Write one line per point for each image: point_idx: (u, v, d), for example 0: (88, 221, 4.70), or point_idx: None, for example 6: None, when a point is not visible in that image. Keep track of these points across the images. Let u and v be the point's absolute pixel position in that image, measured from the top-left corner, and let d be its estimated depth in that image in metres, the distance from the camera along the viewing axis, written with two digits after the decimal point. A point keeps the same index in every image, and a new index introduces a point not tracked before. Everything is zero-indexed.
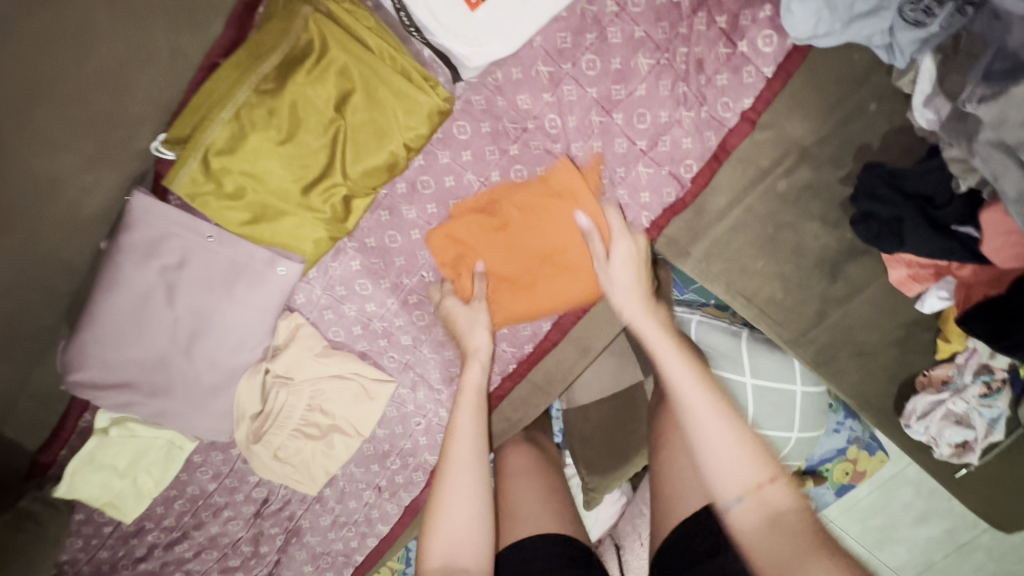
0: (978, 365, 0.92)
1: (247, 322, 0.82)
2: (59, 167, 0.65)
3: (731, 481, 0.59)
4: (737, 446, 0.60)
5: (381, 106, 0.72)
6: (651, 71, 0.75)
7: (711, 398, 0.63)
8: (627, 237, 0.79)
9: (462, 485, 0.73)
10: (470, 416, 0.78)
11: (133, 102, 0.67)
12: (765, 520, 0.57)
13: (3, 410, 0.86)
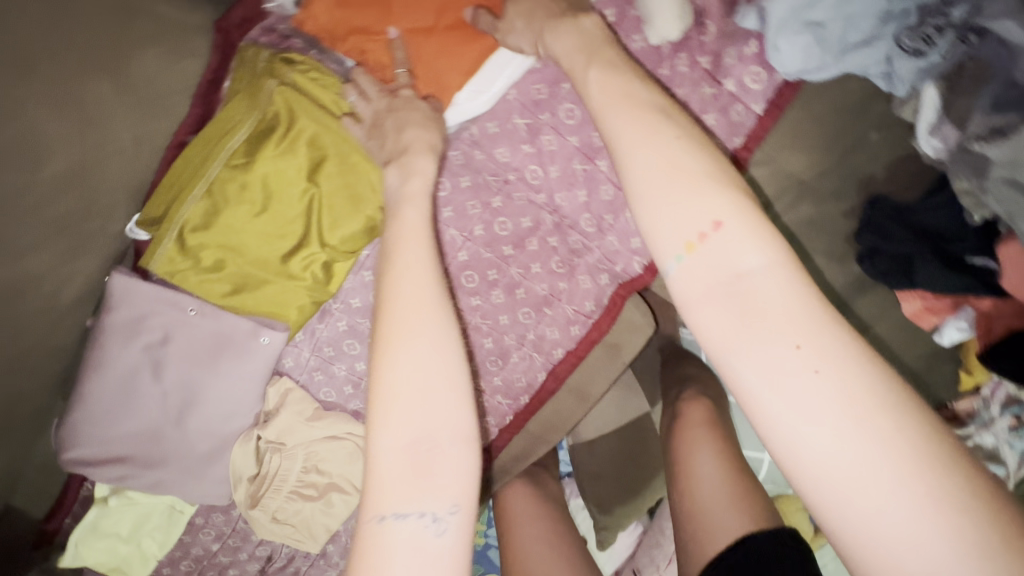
0: (1006, 397, 0.87)
1: (237, 391, 0.81)
2: (35, 271, 0.65)
3: (665, 242, 0.42)
4: (685, 189, 0.42)
5: (355, 172, 0.71)
6: None
7: (668, 169, 0.43)
8: (619, 73, 0.49)
9: (410, 370, 0.44)
10: (410, 268, 0.48)
11: (104, 193, 0.69)
12: (720, 295, 0.40)
13: (7, 483, 0.88)
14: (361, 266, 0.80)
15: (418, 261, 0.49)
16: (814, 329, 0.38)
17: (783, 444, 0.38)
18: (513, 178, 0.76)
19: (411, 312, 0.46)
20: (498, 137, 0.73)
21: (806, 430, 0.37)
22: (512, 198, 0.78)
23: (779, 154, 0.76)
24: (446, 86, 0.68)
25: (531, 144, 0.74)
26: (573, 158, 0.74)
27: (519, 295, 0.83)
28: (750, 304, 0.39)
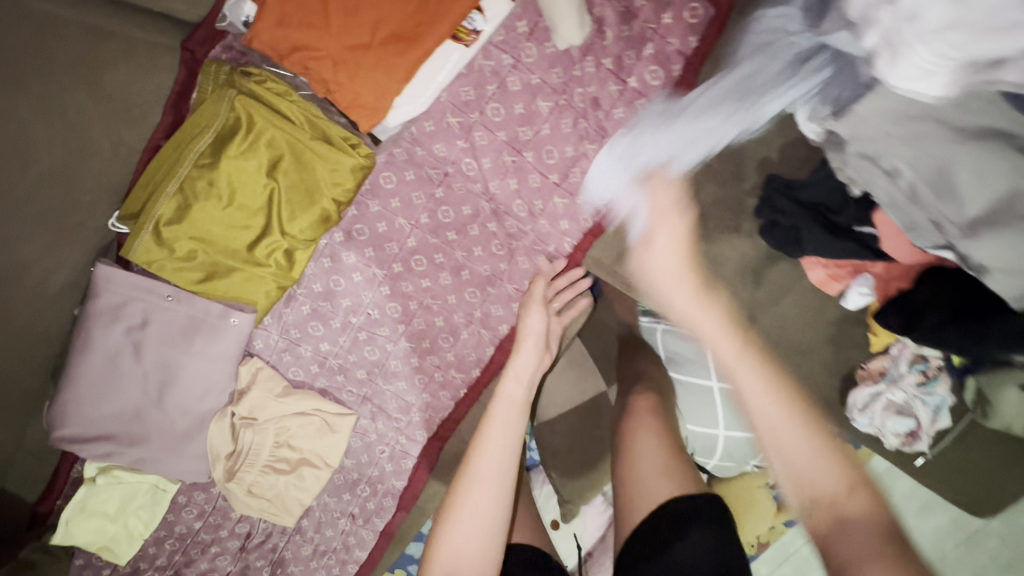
0: (912, 355, 0.96)
1: (211, 371, 0.90)
2: (24, 257, 0.73)
3: (793, 471, 0.52)
4: (824, 454, 0.52)
5: (308, 169, 0.81)
6: (552, 112, 0.82)
7: (777, 405, 0.54)
8: (682, 228, 0.66)
9: (476, 511, 0.65)
10: (502, 445, 0.69)
11: (85, 191, 0.77)
12: (802, 475, 0.52)
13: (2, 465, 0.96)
14: (320, 254, 0.90)
15: (509, 436, 0.70)
16: (878, 514, 0.49)
17: None
18: (451, 170, 0.86)
19: (497, 464, 0.68)
20: (434, 134, 0.84)
21: None
22: (452, 188, 0.88)
23: None
24: (385, 93, 0.76)
25: (465, 140, 0.84)
26: (502, 151, 0.85)
27: (465, 276, 0.92)
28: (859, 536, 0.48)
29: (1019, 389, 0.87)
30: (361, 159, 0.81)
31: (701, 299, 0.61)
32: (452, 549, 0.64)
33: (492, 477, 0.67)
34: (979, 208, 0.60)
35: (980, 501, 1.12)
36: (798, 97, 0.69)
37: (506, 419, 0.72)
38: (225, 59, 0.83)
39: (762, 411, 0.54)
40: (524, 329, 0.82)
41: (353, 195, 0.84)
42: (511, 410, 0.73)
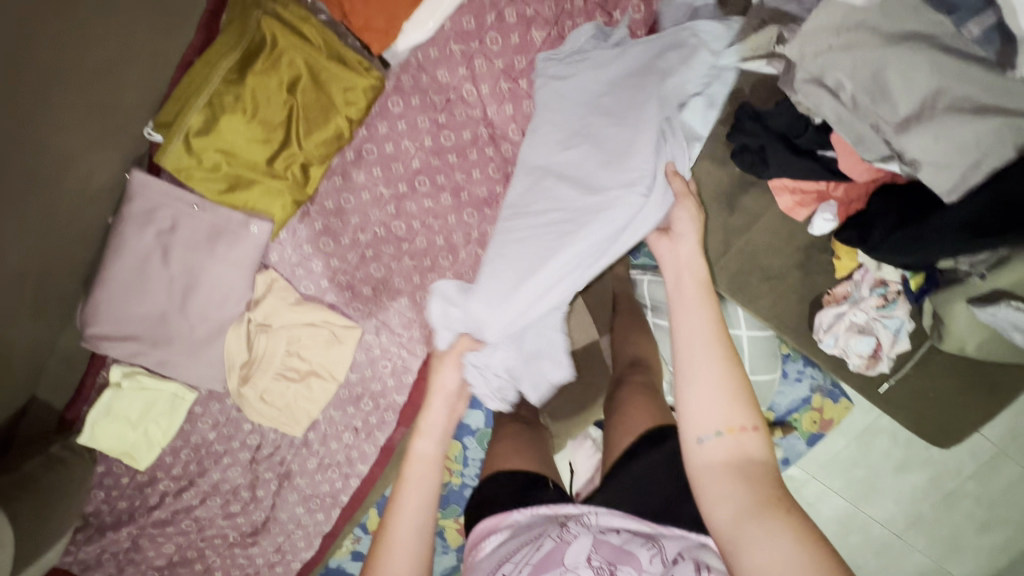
0: (873, 279, 1.05)
1: (231, 278, 0.99)
2: (69, 146, 0.80)
3: (713, 421, 0.70)
4: (730, 396, 0.71)
5: (324, 88, 0.90)
6: (544, 43, 0.93)
7: (720, 374, 0.72)
8: (706, 310, 0.77)
9: (406, 558, 0.74)
10: (422, 490, 0.80)
11: (126, 94, 0.85)
12: (731, 449, 0.69)
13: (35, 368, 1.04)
14: (332, 172, 0.99)
15: (426, 490, 0.80)
16: (774, 486, 0.66)
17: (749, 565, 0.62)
18: (453, 96, 0.95)
19: (415, 515, 0.77)
20: (439, 61, 0.92)
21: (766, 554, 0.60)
22: (453, 114, 0.96)
23: None
24: (394, 16, 0.86)
25: (466, 68, 0.93)
26: (500, 79, 0.94)
27: (464, 197, 1.01)
28: (745, 461, 0.68)
29: (967, 304, 0.95)
30: (371, 79, 0.90)
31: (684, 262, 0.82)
32: None
33: (413, 528, 0.76)
34: (908, 107, 0.70)
35: (942, 430, 1.19)
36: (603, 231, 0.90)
37: (413, 473, 0.82)
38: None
39: (697, 340, 0.74)
40: (437, 385, 0.95)
41: (365, 114, 0.93)
42: (414, 470, 0.82)
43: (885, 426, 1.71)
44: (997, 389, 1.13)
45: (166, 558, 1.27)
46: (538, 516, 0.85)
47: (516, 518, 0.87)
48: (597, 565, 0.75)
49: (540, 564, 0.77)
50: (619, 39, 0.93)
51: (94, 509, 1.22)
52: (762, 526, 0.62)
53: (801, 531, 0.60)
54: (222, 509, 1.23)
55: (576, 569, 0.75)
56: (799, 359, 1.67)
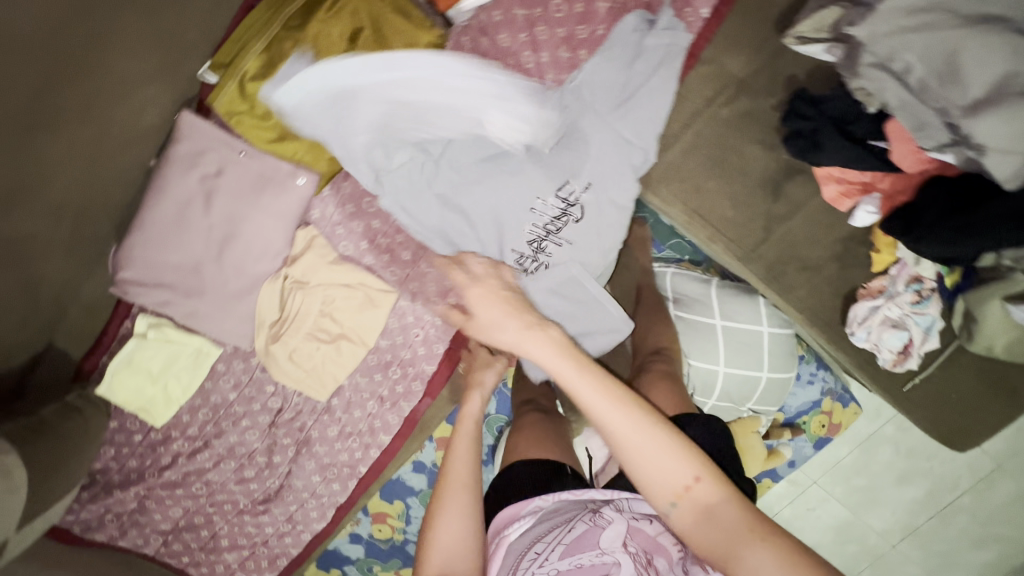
0: (909, 275, 1.06)
1: (271, 231, 0.96)
2: (130, 73, 0.82)
3: (665, 489, 0.70)
4: (675, 452, 0.71)
5: (384, 42, 0.89)
6: (609, 15, 0.93)
7: (655, 438, 0.71)
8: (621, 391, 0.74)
9: (461, 511, 0.81)
10: (467, 450, 0.88)
11: (190, 30, 0.86)
12: (699, 515, 0.69)
13: (55, 314, 1.00)
14: None
15: (469, 452, 0.88)
16: (751, 522, 0.67)
17: None
18: (511, 62, 0.94)
19: (466, 475, 0.85)
20: (501, 25, 0.92)
21: None
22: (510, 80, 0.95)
23: (722, 55, 0.96)
24: None
25: (527, 34, 0.93)
26: (559, 48, 0.94)
27: None
28: (716, 516, 0.68)
29: (1003, 303, 0.97)
30: (432, 36, 0.91)
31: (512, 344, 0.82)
32: (440, 548, 0.78)
33: (462, 484, 0.83)
34: (980, 90, 0.72)
35: (962, 432, 1.20)
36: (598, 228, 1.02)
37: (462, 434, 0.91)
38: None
39: (614, 419, 0.72)
40: (475, 380, 1.01)
41: None
42: (461, 436, 0.90)
43: (889, 435, 1.72)
44: (1017, 393, 1.15)
45: (171, 523, 1.23)
46: (570, 500, 0.83)
47: (545, 497, 0.84)
48: (634, 553, 0.74)
49: (575, 545, 0.76)
50: (665, 26, 0.93)
51: (102, 466, 1.18)
52: (745, 566, 0.64)
53: (782, 548, 0.64)
54: (235, 474, 1.20)
55: (613, 553, 0.74)
56: (812, 361, 1.69)
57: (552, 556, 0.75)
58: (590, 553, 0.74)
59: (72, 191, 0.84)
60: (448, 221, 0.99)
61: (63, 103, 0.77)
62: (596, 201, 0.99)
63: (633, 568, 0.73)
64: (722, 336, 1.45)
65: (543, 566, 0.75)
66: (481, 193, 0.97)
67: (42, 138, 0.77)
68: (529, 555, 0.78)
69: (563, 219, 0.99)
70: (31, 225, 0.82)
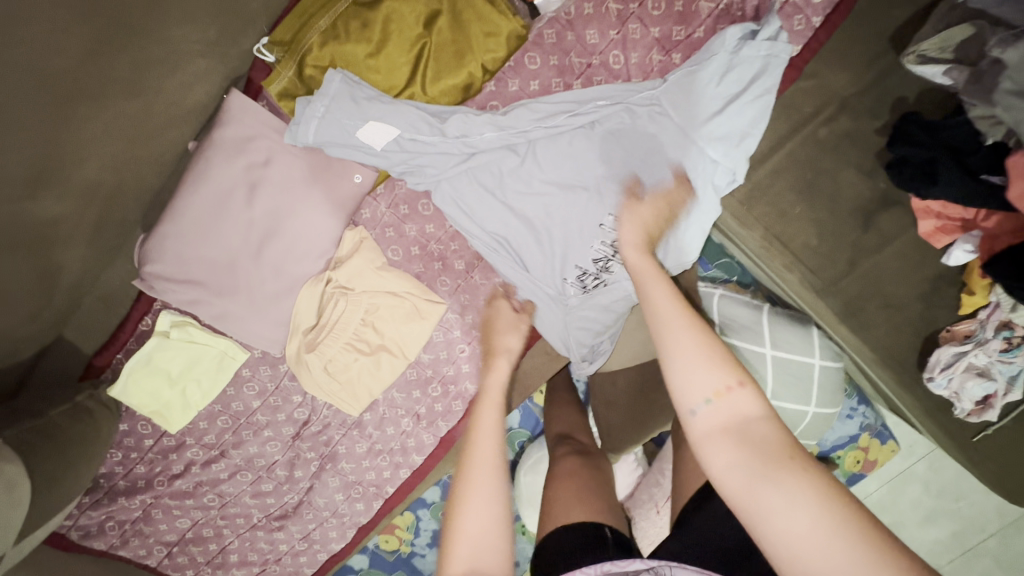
0: (1000, 321, 0.96)
1: (318, 230, 0.87)
2: (181, 44, 0.75)
3: (696, 388, 0.58)
4: (712, 353, 0.59)
5: (463, 29, 0.80)
6: (710, 15, 0.84)
7: (696, 339, 0.61)
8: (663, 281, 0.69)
9: (484, 500, 0.67)
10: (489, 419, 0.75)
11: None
12: (730, 421, 0.56)
13: (68, 306, 0.90)
14: None
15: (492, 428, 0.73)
16: (793, 458, 0.52)
17: (798, 556, 0.48)
18: (597, 61, 0.85)
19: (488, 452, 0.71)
20: (591, 19, 0.83)
21: (807, 550, 0.48)
22: (592, 81, 0.86)
23: (826, 69, 0.88)
24: None
25: (618, 31, 0.84)
26: (652, 49, 0.85)
27: None
28: (750, 431, 0.55)
29: None
30: (515, 25, 0.82)
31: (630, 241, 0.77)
32: (466, 536, 0.64)
33: (491, 462, 0.69)
34: None
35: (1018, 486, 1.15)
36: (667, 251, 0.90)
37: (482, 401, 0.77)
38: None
39: (665, 317, 0.64)
40: (498, 347, 0.88)
41: (500, 66, 0.85)
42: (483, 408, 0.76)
43: (920, 473, 1.66)
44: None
45: (177, 534, 1.14)
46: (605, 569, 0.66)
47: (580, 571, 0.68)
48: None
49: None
50: (770, 36, 0.82)
51: (106, 471, 1.07)
52: (770, 498, 0.51)
53: (821, 482, 0.51)
54: (251, 487, 1.10)
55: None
56: (852, 396, 1.61)
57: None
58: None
59: (104, 172, 0.76)
60: (515, 244, 0.90)
61: (105, 79, 0.70)
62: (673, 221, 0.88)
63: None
64: (771, 367, 1.37)
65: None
66: (549, 212, 0.88)
67: (77, 115, 0.70)
68: None
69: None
70: (58, 209, 0.74)
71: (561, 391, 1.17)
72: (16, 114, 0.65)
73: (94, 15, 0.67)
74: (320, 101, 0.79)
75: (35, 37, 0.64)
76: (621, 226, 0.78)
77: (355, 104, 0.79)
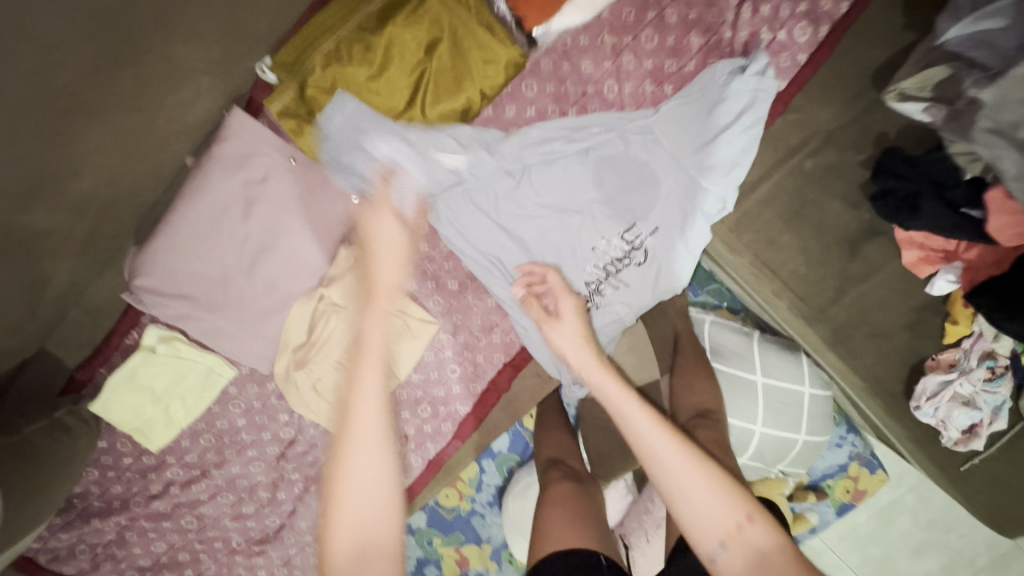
0: (983, 350, 0.98)
1: (314, 245, 0.87)
2: (185, 59, 0.77)
3: (714, 533, 0.69)
4: (717, 494, 0.71)
5: (463, 56, 0.82)
6: (701, 50, 0.87)
7: (707, 479, 0.71)
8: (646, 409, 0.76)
9: (364, 489, 0.76)
10: (376, 418, 0.78)
11: (259, 20, 0.81)
12: (748, 557, 0.68)
13: (54, 318, 0.89)
14: None
15: (381, 417, 0.78)
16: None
17: None
18: (591, 91, 0.87)
19: (364, 470, 0.76)
20: (586, 50, 0.85)
21: None
22: (586, 109, 0.88)
23: (811, 104, 0.91)
24: None
25: (612, 62, 0.86)
26: (645, 81, 0.87)
27: None
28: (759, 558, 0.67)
29: None
30: (513, 53, 0.84)
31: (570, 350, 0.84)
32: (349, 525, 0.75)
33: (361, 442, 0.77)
34: None
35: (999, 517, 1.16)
36: (658, 272, 0.92)
37: (367, 364, 0.80)
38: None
39: (664, 458, 0.72)
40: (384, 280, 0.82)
41: (498, 92, 0.87)
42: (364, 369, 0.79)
43: (909, 504, 1.65)
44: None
45: (152, 558, 1.10)
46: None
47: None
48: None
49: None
50: (759, 69, 0.85)
51: (80, 491, 1.04)
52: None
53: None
54: (232, 509, 1.07)
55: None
56: (840, 425, 1.63)
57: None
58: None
59: (101, 184, 0.78)
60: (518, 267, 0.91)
61: (106, 93, 0.73)
62: (664, 245, 0.90)
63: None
64: (762, 394, 1.38)
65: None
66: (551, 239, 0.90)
67: (76, 128, 0.72)
68: None
69: (624, 263, 0.90)
70: (49, 220, 0.75)
71: (552, 413, 1.17)
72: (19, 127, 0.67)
73: (101, 33, 0.70)
74: (332, 117, 0.82)
75: (40, 50, 0.66)
76: (565, 322, 0.85)
77: (359, 128, 0.83)
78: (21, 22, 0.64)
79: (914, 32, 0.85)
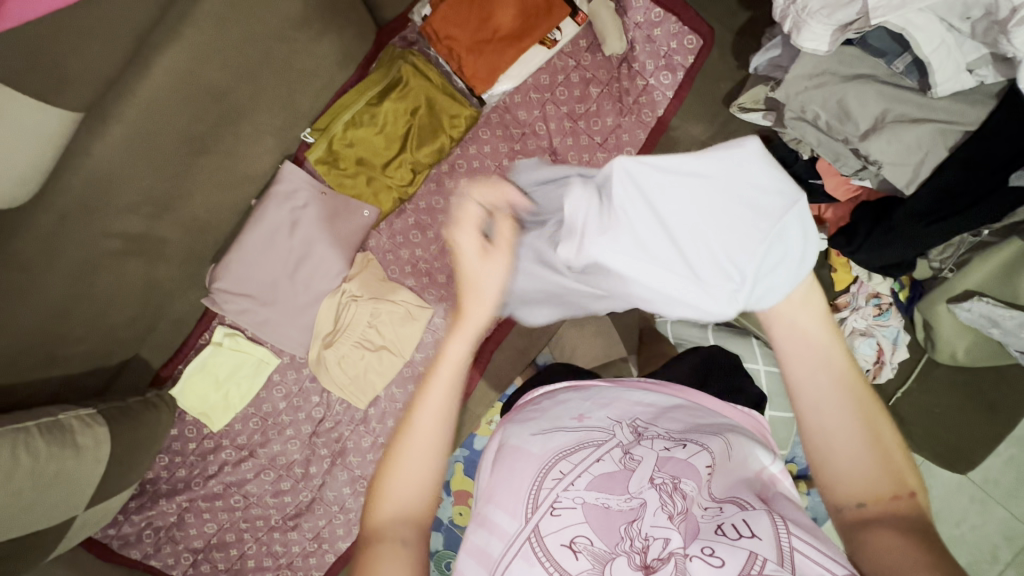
0: (868, 290, 1.22)
1: (338, 253, 1.22)
2: (259, 121, 1.10)
3: (854, 484, 0.57)
4: (877, 455, 0.58)
5: (436, 113, 1.22)
6: (598, 95, 1.25)
7: (867, 432, 0.58)
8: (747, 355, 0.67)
9: (418, 468, 0.61)
10: (439, 396, 0.63)
11: (305, 101, 1.17)
12: (887, 522, 0.54)
13: (150, 326, 1.19)
14: (429, 179, 1.27)
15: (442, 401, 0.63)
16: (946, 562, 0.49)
17: None
18: (528, 131, 1.26)
19: (430, 432, 0.62)
20: (521, 104, 1.26)
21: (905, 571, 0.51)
22: (528, 143, 1.26)
23: (686, 124, 1.26)
24: (501, 60, 1.20)
25: (540, 110, 1.26)
26: (563, 120, 1.26)
27: None
28: (923, 539, 0.51)
29: (948, 307, 1.12)
30: (471, 111, 1.22)
31: (807, 332, 0.62)
32: (395, 496, 0.60)
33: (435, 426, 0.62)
34: (867, 123, 0.96)
35: (958, 453, 1.21)
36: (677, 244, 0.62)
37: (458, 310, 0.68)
38: (399, 45, 1.26)
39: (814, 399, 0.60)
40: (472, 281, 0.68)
41: (462, 134, 1.24)
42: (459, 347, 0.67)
43: None
44: (997, 409, 1.17)
45: (204, 540, 1.27)
46: (593, 419, 0.72)
47: (572, 411, 0.74)
48: (661, 485, 0.62)
49: (600, 480, 0.64)
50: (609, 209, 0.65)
51: (152, 476, 1.28)
52: None
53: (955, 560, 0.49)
54: (272, 486, 1.28)
55: (641, 493, 0.62)
56: None
57: (577, 480, 0.64)
58: (617, 497, 0.62)
59: (203, 209, 1.11)
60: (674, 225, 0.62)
61: (214, 142, 1.04)
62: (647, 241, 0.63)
63: (661, 499, 0.61)
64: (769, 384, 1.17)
65: (568, 490, 0.63)
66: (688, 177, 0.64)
67: (192, 164, 1.03)
68: (552, 474, 0.65)
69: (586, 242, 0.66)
70: (168, 230, 1.07)
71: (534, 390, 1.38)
72: (156, 161, 0.97)
73: (206, 101, 0.98)
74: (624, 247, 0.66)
75: (171, 109, 0.95)
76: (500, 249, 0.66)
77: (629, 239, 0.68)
78: (173, 92, 0.94)
79: (741, 70, 1.24)
